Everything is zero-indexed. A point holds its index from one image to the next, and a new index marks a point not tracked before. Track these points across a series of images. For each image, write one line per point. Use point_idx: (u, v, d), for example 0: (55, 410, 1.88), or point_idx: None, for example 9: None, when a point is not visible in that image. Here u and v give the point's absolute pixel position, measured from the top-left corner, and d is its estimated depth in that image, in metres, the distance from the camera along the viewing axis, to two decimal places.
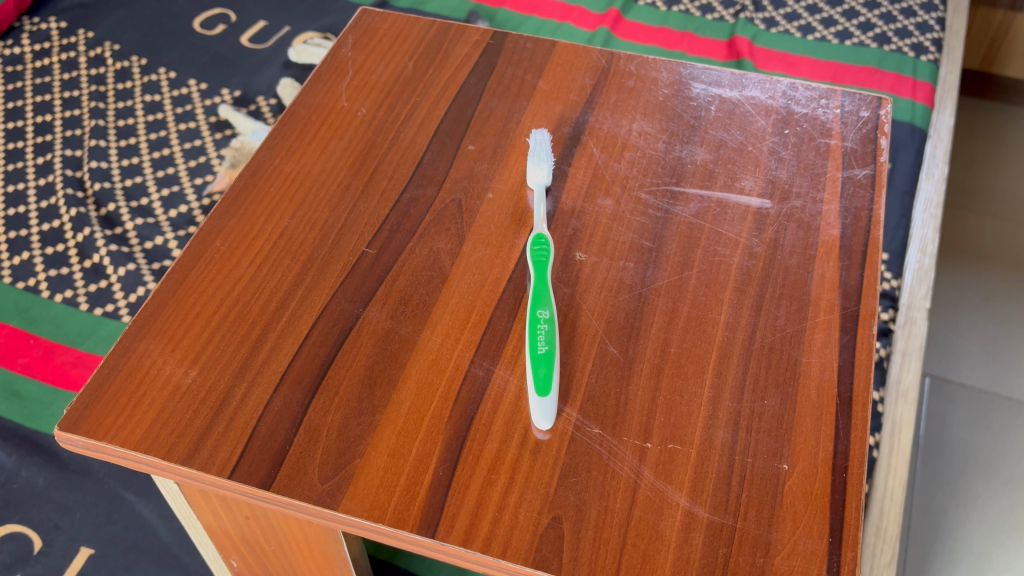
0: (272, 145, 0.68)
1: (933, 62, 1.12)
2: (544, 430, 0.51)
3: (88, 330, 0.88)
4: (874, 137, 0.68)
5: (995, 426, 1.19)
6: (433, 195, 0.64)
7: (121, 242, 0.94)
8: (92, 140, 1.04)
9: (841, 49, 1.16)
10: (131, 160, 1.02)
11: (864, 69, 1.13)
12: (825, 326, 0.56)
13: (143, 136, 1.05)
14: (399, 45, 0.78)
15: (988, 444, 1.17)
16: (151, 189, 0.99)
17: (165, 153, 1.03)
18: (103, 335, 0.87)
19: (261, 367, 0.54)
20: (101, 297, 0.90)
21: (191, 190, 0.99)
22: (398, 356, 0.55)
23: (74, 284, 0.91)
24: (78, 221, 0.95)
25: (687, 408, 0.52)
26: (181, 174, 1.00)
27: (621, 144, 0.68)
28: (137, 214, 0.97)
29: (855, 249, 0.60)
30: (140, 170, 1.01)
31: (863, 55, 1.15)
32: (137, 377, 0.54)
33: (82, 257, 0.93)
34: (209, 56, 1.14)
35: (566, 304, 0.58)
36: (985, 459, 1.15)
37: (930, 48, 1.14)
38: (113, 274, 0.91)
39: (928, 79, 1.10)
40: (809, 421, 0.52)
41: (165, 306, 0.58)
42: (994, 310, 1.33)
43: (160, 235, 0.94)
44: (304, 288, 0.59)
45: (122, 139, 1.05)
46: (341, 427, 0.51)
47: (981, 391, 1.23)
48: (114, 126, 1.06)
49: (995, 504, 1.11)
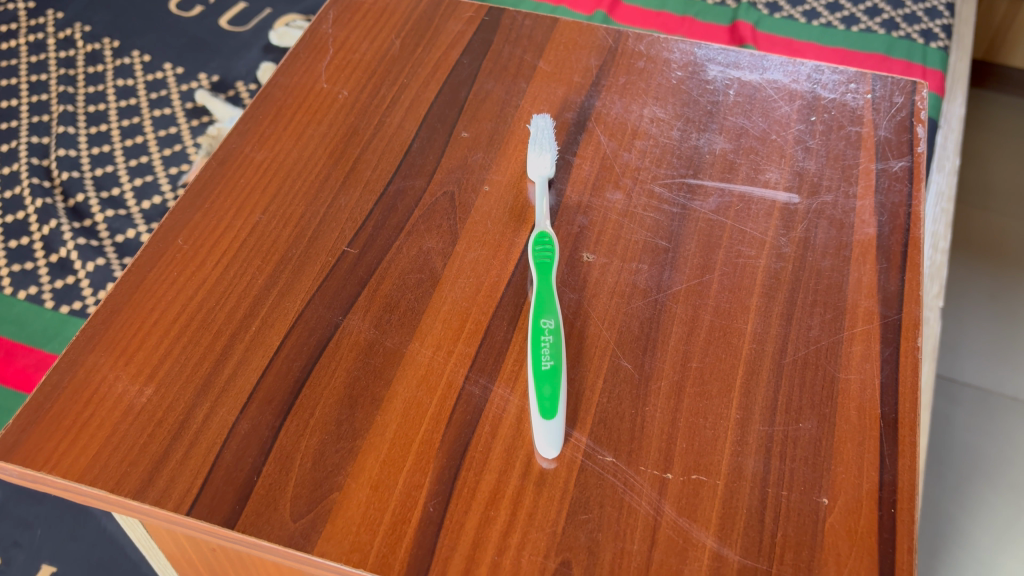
0: (243, 131, 0.61)
1: (943, 49, 1.06)
2: (550, 458, 0.45)
3: (53, 330, 0.81)
4: (910, 124, 0.61)
5: (1000, 428, 1.14)
6: (423, 187, 0.57)
7: (90, 235, 0.87)
8: (60, 126, 0.97)
9: (848, 36, 1.09)
10: (102, 147, 0.95)
11: (872, 56, 1.06)
12: (865, 338, 0.50)
13: (115, 123, 0.97)
14: (386, 20, 0.70)
15: (995, 446, 1.12)
16: (122, 178, 0.92)
17: (138, 141, 0.95)
18: (67, 336, 0.81)
19: (225, 385, 0.48)
20: (67, 294, 0.83)
21: (165, 180, 0.92)
22: (383, 372, 0.48)
23: (39, 280, 0.84)
24: (45, 212, 0.88)
25: (712, 432, 0.46)
26: (154, 164, 0.93)
27: (632, 132, 0.61)
28: (108, 205, 0.89)
29: (893, 249, 0.54)
30: (111, 159, 0.94)
31: (871, 41, 1.08)
32: (86, 395, 0.47)
33: (48, 251, 0.86)
34: (185, 39, 1.07)
35: (573, 311, 0.51)
36: (991, 462, 1.10)
37: (941, 34, 1.08)
38: (81, 269, 0.84)
39: (938, 66, 1.04)
40: (851, 446, 0.46)
41: (118, 313, 0.51)
42: (1000, 308, 1.27)
43: (132, 228, 0.87)
44: (277, 291, 0.52)
45: (92, 125, 0.97)
46: (317, 456, 0.45)
47: (986, 391, 1.17)
48: (83, 112, 0.98)
49: (1003, 510, 1.05)
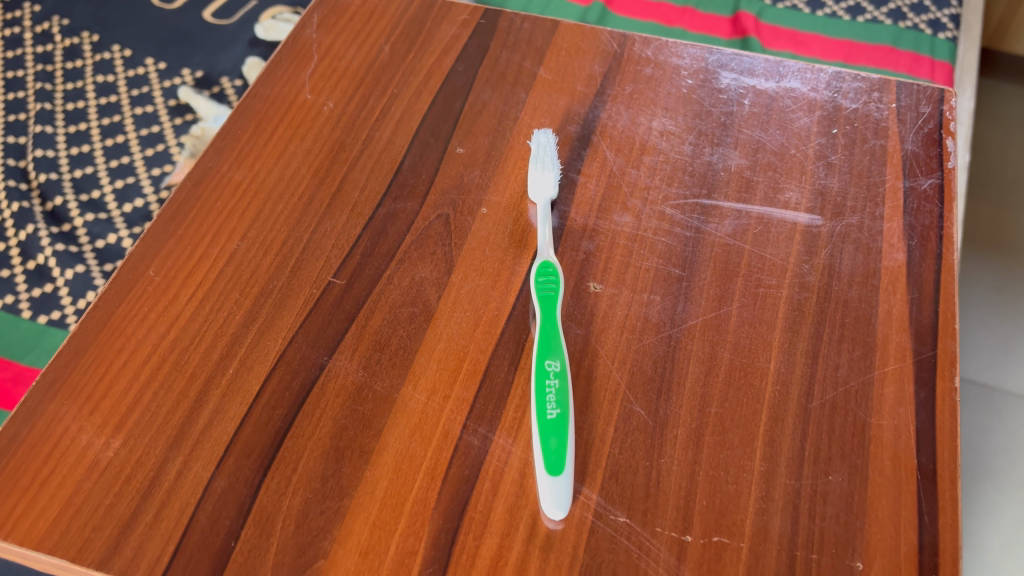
0: (220, 148, 0.57)
1: (953, 39, 0.90)
2: (557, 519, 0.41)
3: (31, 342, 0.71)
4: (939, 137, 0.57)
5: (1007, 424, 1.01)
6: (416, 209, 0.53)
7: (69, 241, 0.76)
8: (37, 126, 0.84)
9: (853, 27, 0.93)
10: (82, 147, 0.82)
11: (879, 48, 0.90)
12: (897, 378, 0.46)
13: (95, 121, 0.84)
14: (374, 24, 0.65)
15: (1000, 445, 0.99)
16: (102, 180, 0.80)
17: (119, 140, 0.83)
18: (47, 348, 0.71)
19: (200, 437, 0.43)
20: (46, 302, 0.73)
21: (147, 182, 0.80)
22: (372, 421, 0.44)
23: (16, 288, 0.74)
24: (20, 216, 0.77)
25: (735, 488, 0.42)
26: (136, 164, 0.81)
27: (640, 146, 0.56)
28: (88, 209, 0.78)
29: (925, 277, 0.50)
30: (91, 159, 0.81)
31: (877, 31, 0.92)
32: (46, 449, 0.44)
33: (25, 258, 0.75)
34: (167, 33, 0.92)
35: (580, 348, 0.47)
36: (998, 461, 0.98)
37: (950, 23, 0.92)
38: (59, 276, 0.74)
39: (947, 58, 0.88)
40: (885, 502, 0.42)
41: (83, 355, 0.47)
42: (1009, 306, 1.10)
43: (113, 233, 0.76)
44: (257, 329, 0.47)
45: (71, 124, 0.84)
46: (300, 518, 0.41)
47: (993, 388, 1.04)
48: (62, 110, 0.85)
49: (1012, 512, 0.94)
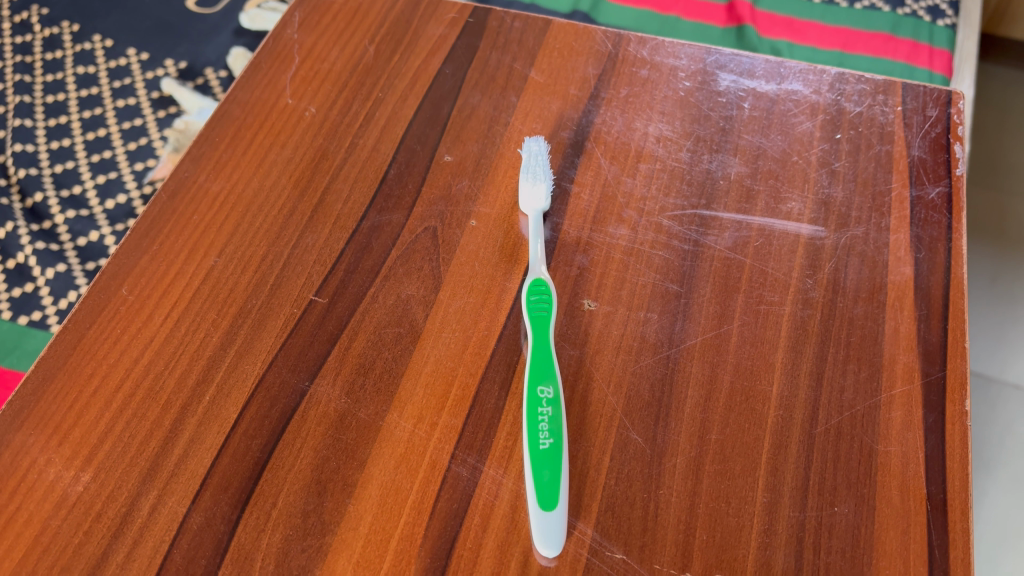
0: (196, 157, 0.54)
1: (953, 27, 0.86)
2: (550, 557, 0.39)
3: (10, 344, 0.67)
4: (946, 143, 0.54)
5: (1001, 416, 0.94)
6: (402, 222, 0.51)
7: (50, 239, 0.72)
8: (15, 119, 0.80)
9: (851, 14, 0.89)
10: (62, 141, 0.78)
11: (876, 35, 0.87)
12: (905, 402, 0.44)
13: (75, 114, 0.80)
14: (358, 23, 0.63)
15: (994, 438, 0.92)
16: (84, 175, 0.76)
17: (101, 133, 0.79)
18: (28, 351, 0.67)
19: (175, 470, 0.41)
20: (26, 303, 0.69)
21: (130, 177, 0.76)
22: (355, 451, 0.42)
23: None
24: None
25: (736, 521, 0.40)
26: (119, 159, 0.77)
27: (635, 153, 0.54)
28: (70, 206, 0.74)
29: (933, 292, 0.48)
30: (72, 154, 0.77)
31: (874, 19, 0.88)
32: (13, 484, 0.42)
33: (4, 257, 0.71)
34: (149, 22, 0.88)
35: (574, 371, 0.45)
36: (990, 453, 0.91)
37: (949, 10, 0.88)
38: (40, 275, 0.70)
39: (947, 46, 0.84)
40: (894, 535, 0.40)
41: (53, 380, 0.45)
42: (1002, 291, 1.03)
43: (95, 229, 0.72)
44: (235, 352, 0.45)
45: (50, 117, 0.80)
46: (279, 558, 0.39)
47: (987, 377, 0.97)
48: (41, 102, 0.81)
49: (1004, 505, 0.88)
